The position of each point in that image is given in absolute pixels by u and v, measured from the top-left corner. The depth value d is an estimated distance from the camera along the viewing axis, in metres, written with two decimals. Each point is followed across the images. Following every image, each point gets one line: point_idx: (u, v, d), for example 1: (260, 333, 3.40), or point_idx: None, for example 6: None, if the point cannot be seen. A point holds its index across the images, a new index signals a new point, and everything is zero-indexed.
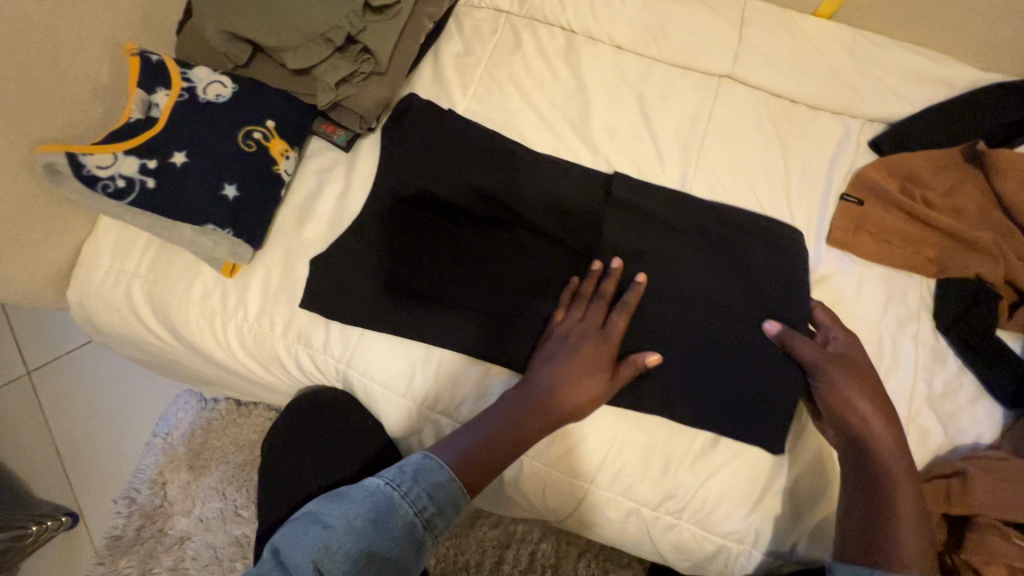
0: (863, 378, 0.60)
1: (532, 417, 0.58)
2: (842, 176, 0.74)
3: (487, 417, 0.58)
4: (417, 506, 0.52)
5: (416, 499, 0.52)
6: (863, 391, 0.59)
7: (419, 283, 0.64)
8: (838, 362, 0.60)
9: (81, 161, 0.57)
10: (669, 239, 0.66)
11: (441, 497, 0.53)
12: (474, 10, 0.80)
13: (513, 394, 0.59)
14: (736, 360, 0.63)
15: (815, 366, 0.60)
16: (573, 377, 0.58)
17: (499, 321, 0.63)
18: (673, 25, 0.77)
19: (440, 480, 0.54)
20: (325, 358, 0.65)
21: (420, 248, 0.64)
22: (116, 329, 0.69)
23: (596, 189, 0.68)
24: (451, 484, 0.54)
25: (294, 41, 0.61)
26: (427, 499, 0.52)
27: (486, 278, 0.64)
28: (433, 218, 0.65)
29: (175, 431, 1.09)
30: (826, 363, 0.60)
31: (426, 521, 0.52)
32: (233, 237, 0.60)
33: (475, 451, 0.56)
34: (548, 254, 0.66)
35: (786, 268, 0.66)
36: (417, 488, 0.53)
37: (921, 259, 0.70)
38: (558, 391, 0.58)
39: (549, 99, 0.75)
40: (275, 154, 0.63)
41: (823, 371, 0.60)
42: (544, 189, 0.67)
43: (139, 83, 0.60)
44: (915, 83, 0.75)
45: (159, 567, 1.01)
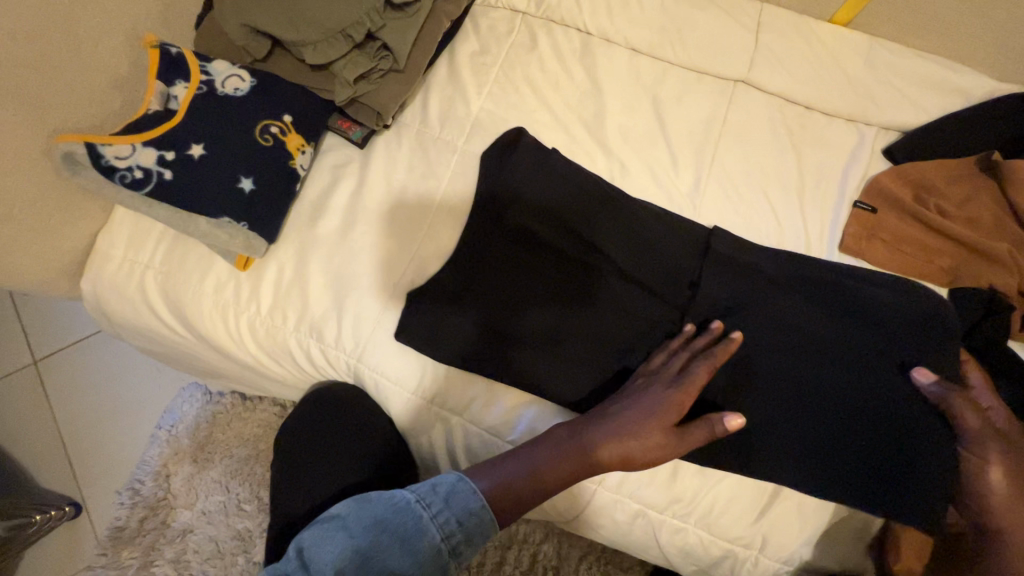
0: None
1: (580, 466, 0.58)
2: (856, 183, 0.74)
3: (562, 465, 0.58)
4: (445, 532, 0.56)
5: (445, 525, 0.56)
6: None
7: (457, 283, 0.64)
8: (998, 439, 0.56)
9: (99, 151, 0.57)
10: (682, 257, 0.66)
11: (470, 526, 0.56)
12: (490, 10, 0.80)
13: (593, 446, 0.58)
14: (752, 386, 0.62)
15: (975, 439, 0.56)
16: (641, 437, 0.57)
17: (500, 340, 0.63)
18: (689, 29, 0.77)
19: (471, 508, 0.57)
20: (338, 354, 0.65)
21: (479, 257, 0.65)
22: (127, 320, 0.69)
23: (620, 212, 0.67)
24: (483, 515, 0.57)
25: (314, 36, 0.62)
26: (455, 526, 0.56)
27: (525, 293, 0.64)
28: (494, 229, 0.66)
29: (180, 423, 1.09)
30: (985, 440, 0.56)
31: (451, 547, 0.56)
32: (248, 230, 0.61)
33: (512, 484, 0.58)
34: (595, 283, 0.65)
35: (874, 314, 0.64)
36: (447, 513, 0.56)
37: (935, 268, 0.70)
38: (619, 447, 0.57)
39: (564, 101, 0.75)
40: (292, 149, 0.64)
41: (979, 441, 0.56)
42: (612, 222, 0.67)
43: (159, 75, 0.61)
44: (930, 92, 0.75)
45: (162, 559, 1.01)
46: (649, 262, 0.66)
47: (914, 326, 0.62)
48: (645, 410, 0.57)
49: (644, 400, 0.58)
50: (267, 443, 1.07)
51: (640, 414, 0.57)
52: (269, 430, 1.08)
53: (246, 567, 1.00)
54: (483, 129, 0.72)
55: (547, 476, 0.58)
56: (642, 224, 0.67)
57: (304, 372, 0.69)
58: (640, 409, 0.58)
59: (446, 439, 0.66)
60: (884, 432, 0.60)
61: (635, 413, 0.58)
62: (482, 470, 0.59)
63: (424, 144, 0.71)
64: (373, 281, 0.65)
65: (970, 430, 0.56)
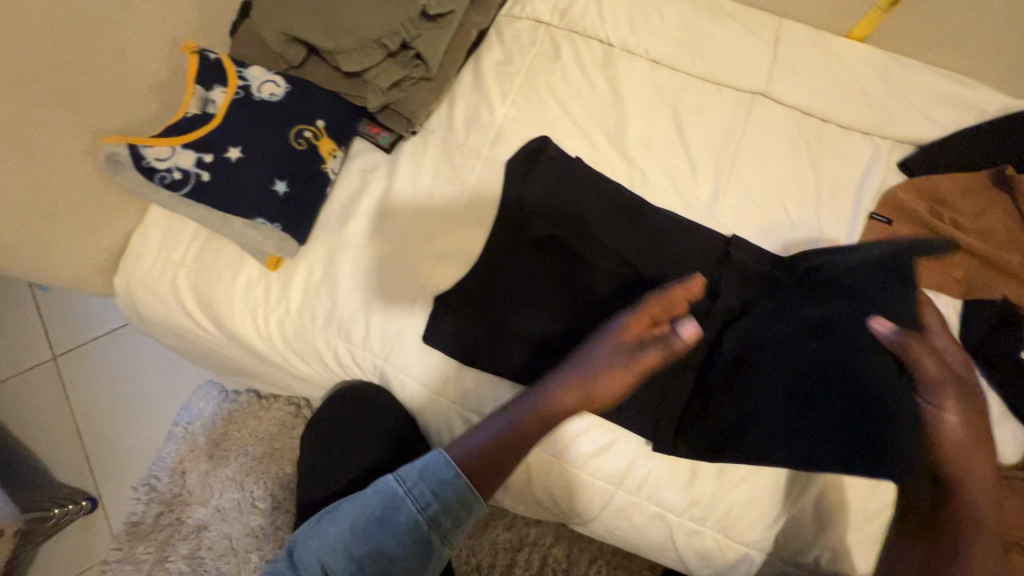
0: (970, 402, 0.58)
1: (546, 418, 0.60)
2: (872, 195, 0.75)
3: (528, 419, 0.60)
4: (420, 505, 0.59)
5: (419, 498, 0.59)
6: (971, 414, 0.58)
7: (468, 288, 0.66)
8: (952, 380, 0.58)
9: (142, 153, 0.60)
10: (695, 269, 0.67)
11: (445, 495, 0.59)
12: (514, 20, 0.81)
13: (553, 392, 0.60)
14: (738, 376, 0.63)
15: (929, 385, 0.57)
16: (602, 386, 0.59)
17: (509, 341, 0.65)
18: (708, 43, 0.78)
19: (445, 478, 0.59)
20: (364, 354, 0.67)
21: (485, 260, 0.67)
22: (157, 317, 0.71)
23: (631, 225, 0.69)
24: (457, 483, 0.59)
25: (350, 45, 0.64)
26: (430, 497, 0.59)
27: (529, 292, 0.66)
28: (505, 233, 0.68)
29: (197, 420, 1.10)
30: (940, 382, 0.57)
31: (429, 518, 0.59)
32: (281, 232, 0.63)
33: (493, 450, 0.60)
34: (595, 279, 0.67)
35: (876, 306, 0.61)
36: (420, 487, 0.59)
37: (949, 279, 0.71)
38: (577, 396, 0.60)
39: (586, 110, 0.77)
40: (323, 153, 0.66)
41: (933, 386, 0.57)
42: (612, 218, 0.68)
43: (196, 80, 0.63)
44: (945, 107, 0.76)
45: (176, 555, 1.01)
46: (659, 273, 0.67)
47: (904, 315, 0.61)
48: (601, 360, 0.59)
49: (602, 349, 0.60)
50: (281, 441, 1.07)
51: (598, 362, 0.59)
52: (283, 428, 1.08)
53: (260, 564, 1.00)
54: (507, 137, 0.74)
55: (514, 434, 0.60)
56: (650, 234, 0.68)
57: (330, 372, 0.71)
58: (599, 358, 0.59)
59: None
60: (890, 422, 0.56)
61: (594, 362, 0.59)
62: (458, 441, 0.61)
63: (450, 151, 0.73)
64: (399, 283, 0.67)
65: (928, 376, 0.57)
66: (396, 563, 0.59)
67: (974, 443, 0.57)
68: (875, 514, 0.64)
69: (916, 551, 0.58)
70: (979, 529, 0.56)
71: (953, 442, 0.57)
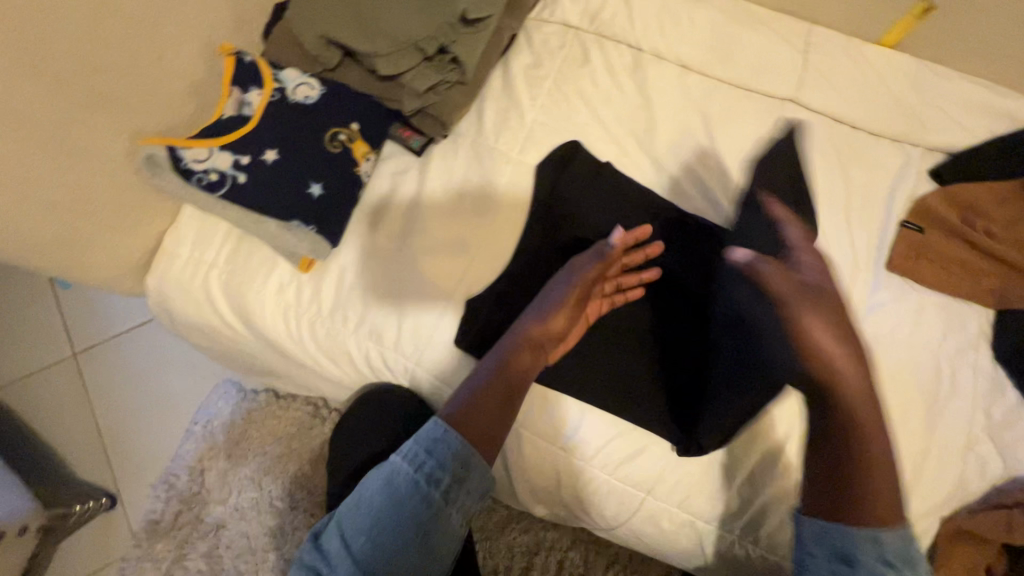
0: (832, 318, 0.53)
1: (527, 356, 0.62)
2: (904, 203, 0.75)
3: (508, 362, 0.61)
4: (416, 465, 0.57)
5: (414, 459, 0.58)
6: (839, 322, 0.53)
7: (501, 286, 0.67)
8: (831, 288, 0.55)
9: (180, 155, 0.61)
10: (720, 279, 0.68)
11: (439, 452, 0.57)
12: (543, 23, 0.81)
13: (518, 330, 0.62)
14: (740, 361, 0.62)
15: (783, 301, 0.53)
16: (566, 313, 0.63)
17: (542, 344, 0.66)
18: (738, 48, 0.78)
19: (436, 436, 0.58)
20: (395, 357, 0.67)
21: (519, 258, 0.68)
22: (188, 316, 0.72)
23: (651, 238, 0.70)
24: (451, 438, 0.57)
25: (388, 48, 0.64)
26: (424, 456, 0.57)
27: None
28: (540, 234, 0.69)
29: (215, 419, 1.08)
30: (787, 299, 0.53)
31: (427, 477, 0.57)
32: (315, 235, 0.64)
33: (479, 406, 0.59)
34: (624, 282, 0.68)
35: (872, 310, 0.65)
36: (413, 447, 0.58)
37: (982, 289, 0.71)
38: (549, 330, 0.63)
39: (615, 114, 0.76)
40: (357, 156, 0.67)
41: (786, 303, 0.53)
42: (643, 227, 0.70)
43: (233, 83, 0.64)
44: (978, 116, 0.76)
45: (195, 552, 1.02)
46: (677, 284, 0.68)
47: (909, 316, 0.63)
48: (558, 290, 0.63)
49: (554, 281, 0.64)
50: (300, 442, 1.06)
51: (553, 291, 0.63)
52: (302, 428, 1.07)
53: (277, 564, 1.00)
54: (536, 141, 0.74)
55: (499, 379, 0.60)
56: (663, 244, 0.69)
57: (358, 373, 0.71)
58: (552, 288, 0.64)
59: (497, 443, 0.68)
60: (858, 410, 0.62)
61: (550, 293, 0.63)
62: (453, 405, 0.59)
63: (480, 155, 0.73)
64: (428, 286, 0.68)
65: (781, 293, 0.53)
66: (404, 530, 0.56)
67: (847, 353, 0.53)
68: None
69: (820, 470, 0.55)
70: (878, 437, 0.53)
71: (818, 353, 0.52)
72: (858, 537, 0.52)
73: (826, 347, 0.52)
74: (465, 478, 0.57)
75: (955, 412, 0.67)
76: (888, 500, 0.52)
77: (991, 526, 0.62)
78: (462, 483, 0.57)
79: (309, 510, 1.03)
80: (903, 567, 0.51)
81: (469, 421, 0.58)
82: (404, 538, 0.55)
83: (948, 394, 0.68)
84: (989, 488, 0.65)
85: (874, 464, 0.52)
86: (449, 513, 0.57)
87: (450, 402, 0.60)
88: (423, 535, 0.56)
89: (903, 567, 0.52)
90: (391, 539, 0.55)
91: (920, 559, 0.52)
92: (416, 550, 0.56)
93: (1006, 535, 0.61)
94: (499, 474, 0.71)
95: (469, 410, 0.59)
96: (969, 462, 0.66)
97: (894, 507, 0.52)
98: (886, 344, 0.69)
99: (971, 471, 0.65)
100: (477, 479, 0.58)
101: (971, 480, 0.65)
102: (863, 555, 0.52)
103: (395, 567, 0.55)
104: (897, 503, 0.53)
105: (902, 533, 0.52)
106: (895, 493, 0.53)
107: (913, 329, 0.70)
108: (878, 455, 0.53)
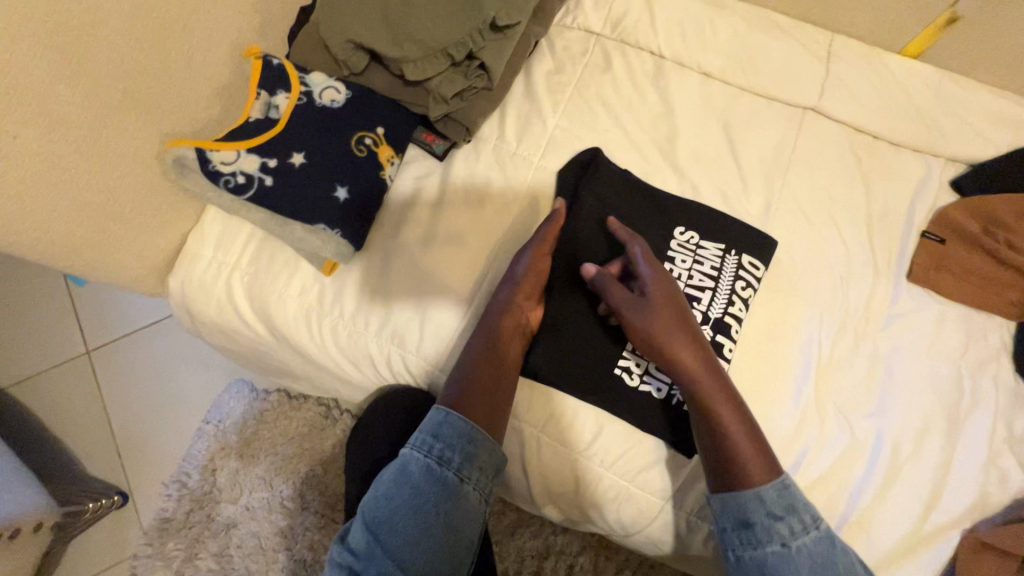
0: (664, 319, 0.60)
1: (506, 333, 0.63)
2: (923, 215, 0.75)
3: (486, 340, 0.63)
4: (425, 451, 0.60)
5: (422, 445, 0.61)
6: (671, 315, 0.61)
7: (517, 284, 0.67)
8: (654, 279, 0.62)
9: (207, 157, 0.62)
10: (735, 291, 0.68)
11: (444, 433, 0.60)
12: (565, 30, 0.81)
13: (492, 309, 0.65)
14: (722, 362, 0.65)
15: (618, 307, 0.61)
16: (533, 291, 0.65)
17: (559, 347, 0.66)
18: (761, 55, 0.78)
19: (439, 420, 0.61)
20: (417, 361, 0.67)
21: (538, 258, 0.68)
22: (209, 317, 0.72)
23: (663, 237, 0.70)
24: (452, 420, 0.61)
25: (416, 54, 0.65)
26: (431, 441, 0.61)
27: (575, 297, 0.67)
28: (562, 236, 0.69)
29: (228, 419, 1.09)
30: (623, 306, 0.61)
31: (438, 459, 0.60)
32: (340, 239, 0.64)
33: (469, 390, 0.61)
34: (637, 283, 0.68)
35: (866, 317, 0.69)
36: (420, 435, 0.61)
37: (1004, 301, 0.71)
38: (515, 303, 0.64)
39: (637, 121, 0.77)
40: (383, 160, 0.67)
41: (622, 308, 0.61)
42: (660, 232, 0.70)
43: (261, 86, 0.64)
44: (1002, 127, 0.75)
45: (205, 551, 1.01)
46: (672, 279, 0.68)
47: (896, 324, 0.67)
48: (518, 268, 0.65)
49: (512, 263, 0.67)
50: (312, 442, 1.06)
51: (511, 270, 0.66)
52: (313, 428, 1.07)
53: (288, 564, 1.00)
54: (558, 147, 0.74)
55: (480, 358, 0.62)
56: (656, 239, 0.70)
57: (378, 377, 0.72)
58: (511, 267, 0.66)
59: (517, 447, 0.68)
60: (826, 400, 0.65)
61: (510, 272, 0.66)
62: (447, 391, 0.63)
63: (502, 160, 0.73)
64: (450, 290, 0.68)
65: (615, 301, 0.61)
66: (426, 514, 0.58)
67: (686, 345, 0.59)
68: (926, 539, 0.64)
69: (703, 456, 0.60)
70: (731, 410, 0.59)
71: (665, 345, 0.59)
72: (746, 499, 0.57)
73: (668, 339, 0.59)
74: (475, 455, 0.60)
75: (976, 423, 0.67)
76: (759, 465, 0.58)
77: (1014, 538, 0.60)
78: (473, 459, 0.60)
79: (320, 511, 1.03)
80: (789, 516, 0.57)
81: (462, 403, 0.61)
82: (428, 521, 0.58)
83: (969, 405, 0.68)
84: (1013, 502, 0.65)
85: (730, 433, 0.58)
86: (467, 492, 0.60)
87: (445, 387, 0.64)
88: (446, 515, 0.58)
89: (788, 514, 0.57)
90: (415, 524, 0.57)
91: (800, 500, 0.58)
92: (442, 531, 0.58)
93: None
94: (518, 480, 0.71)
95: (458, 391, 0.61)
96: (991, 475, 0.66)
97: (766, 465, 0.58)
98: (907, 354, 0.69)
99: (993, 483, 0.65)
100: (487, 453, 0.60)
101: (993, 492, 0.65)
102: (750, 515, 0.57)
103: (424, 552, 0.57)
104: (767, 458, 0.59)
105: (780, 483, 0.58)
106: (763, 454, 0.59)
107: (933, 341, 0.70)
108: (734, 425, 0.58)
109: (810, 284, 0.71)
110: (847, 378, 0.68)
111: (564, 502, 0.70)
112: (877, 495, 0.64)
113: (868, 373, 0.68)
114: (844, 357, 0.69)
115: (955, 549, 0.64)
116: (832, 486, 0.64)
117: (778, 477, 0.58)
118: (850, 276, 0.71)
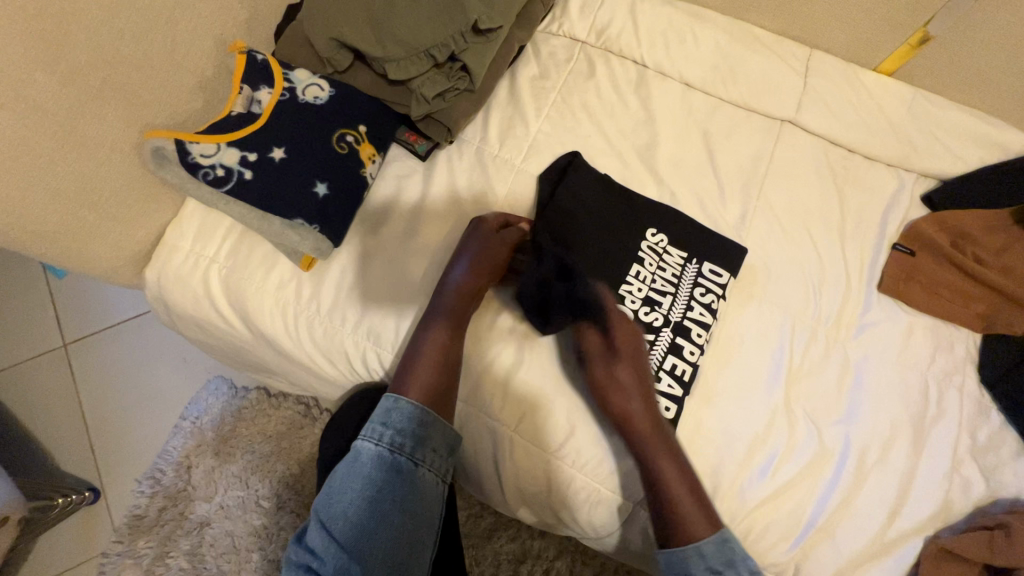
0: (626, 368, 0.64)
1: (450, 321, 0.65)
2: (894, 227, 0.76)
3: (433, 328, 0.64)
4: (376, 440, 0.61)
5: (374, 435, 0.62)
6: (636, 366, 0.65)
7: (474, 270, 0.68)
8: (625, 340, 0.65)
9: (187, 148, 0.63)
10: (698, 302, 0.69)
11: (394, 420, 0.62)
12: (551, 37, 0.83)
13: (448, 296, 0.66)
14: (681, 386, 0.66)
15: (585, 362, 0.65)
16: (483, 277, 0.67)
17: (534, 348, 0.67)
18: (741, 67, 0.79)
19: (389, 407, 0.62)
20: (391, 357, 0.68)
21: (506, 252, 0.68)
22: (187, 310, 0.73)
23: (636, 238, 0.70)
24: (402, 406, 0.62)
25: (399, 54, 0.66)
26: (382, 429, 0.62)
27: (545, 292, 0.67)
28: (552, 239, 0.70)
29: (205, 415, 1.07)
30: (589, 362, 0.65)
31: (390, 446, 0.61)
32: (318, 233, 0.66)
33: (429, 381, 0.63)
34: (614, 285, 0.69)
35: (830, 325, 0.72)
36: (370, 425, 0.62)
37: (971, 313, 0.72)
38: (467, 287, 0.66)
39: (618, 127, 0.78)
40: (364, 158, 0.70)
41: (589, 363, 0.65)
42: (636, 236, 0.71)
43: (245, 81, 0.66)
44: (974, 144, 0.77)
45: (177, 551, 0.98)
46: (634, 280, 0.69)
47: (859, 343, 0.71)
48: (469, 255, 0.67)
49: (461, 246, 0.68)
50: (288, 441, 1.05)
51: (457, 256, 0.67)
52: (291, 427, 1.06)
53: (262, 564, 0.98)
54: (539, 151, 0.75)
55: (428, 349, 0.63)
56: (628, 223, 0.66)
57: (353, 374, 0.73)
58: (461, 253, 0.67)
59: (491, 446, 0.69)
60: (796, 419, 0.67)
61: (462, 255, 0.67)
62: (397, 376, 0.64)
63: (483, 163, 0.74)
64: (426, 289, 0.69)
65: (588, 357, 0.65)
66: (381, 502, 0.59)
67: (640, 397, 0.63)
68: (890, 546, 0.64)
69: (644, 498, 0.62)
70: (679, 464, 0.62)
71: (628, 400, 0.63)
72: (685, 551, 0.59)
73: (632, 393, 0.63)
74: (426, 437, 0.62)
75: (942, 432, 0.69)
76: (705, 513, 0.61)
77: (973, 546, 0.61)
78: (425, 442, 0.62)
79: (296, 511, 1.01)
80: (727, 568, 0.59)
81: (413, 386, 0.62)
82: (385, 509, 0.59)
83: (935, 414, 0.69)
84: (975, 510, 0.66)
85: (667, 478, 0.60)
86: (422, 475, 0.62)
87: (396, 373, 0.65)
88: (403, 499, 0.60)
89: (725, 568, 0.59)
90: (372, 514, 0.58)
91: (739, 553, 0.60)
92: (400, 516, 0.59)
93: (987, 555, 0.61)
94: (490, 480, 0.72)
95: (406, 377, 0.63)
96: (955, 483, 0.67)
97: (708, 520, 0.60)
98: (877, 363, 0.70)
99: (955, 491, 0.67)
100: (438, 434, 0.63)
101: (956, 499, 0.67)
102: (688, 567, 0.60)
103: (383, 540, 0.58)
104: (710, 511, 0.61)
105: (720, 536, 0.60)
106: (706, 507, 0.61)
107: (902, 350, 0.71)
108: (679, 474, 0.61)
109: (781, 292, 0.72)
110: (818, 384, 0.69)
111: (536, 503, 0.70)
112: (843, 502, 0.65)
113: (838, 379, 0.69)
114: (815, 364, 0.70)
115: (918, 555, 0.64)
116: (801, 492, 0.65)
117: (719, 530, 0.60)
118: (823, 286, 0.73)
